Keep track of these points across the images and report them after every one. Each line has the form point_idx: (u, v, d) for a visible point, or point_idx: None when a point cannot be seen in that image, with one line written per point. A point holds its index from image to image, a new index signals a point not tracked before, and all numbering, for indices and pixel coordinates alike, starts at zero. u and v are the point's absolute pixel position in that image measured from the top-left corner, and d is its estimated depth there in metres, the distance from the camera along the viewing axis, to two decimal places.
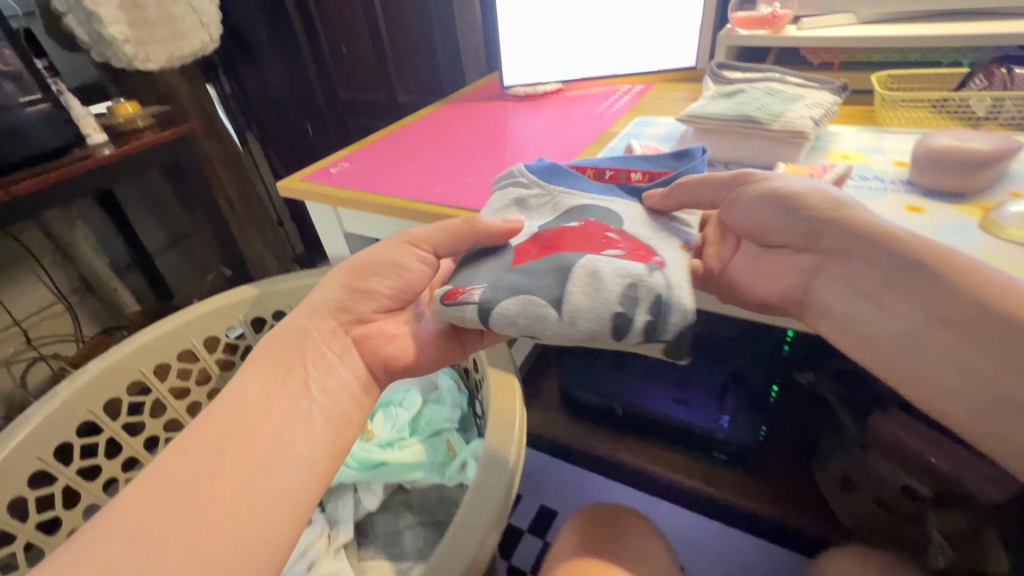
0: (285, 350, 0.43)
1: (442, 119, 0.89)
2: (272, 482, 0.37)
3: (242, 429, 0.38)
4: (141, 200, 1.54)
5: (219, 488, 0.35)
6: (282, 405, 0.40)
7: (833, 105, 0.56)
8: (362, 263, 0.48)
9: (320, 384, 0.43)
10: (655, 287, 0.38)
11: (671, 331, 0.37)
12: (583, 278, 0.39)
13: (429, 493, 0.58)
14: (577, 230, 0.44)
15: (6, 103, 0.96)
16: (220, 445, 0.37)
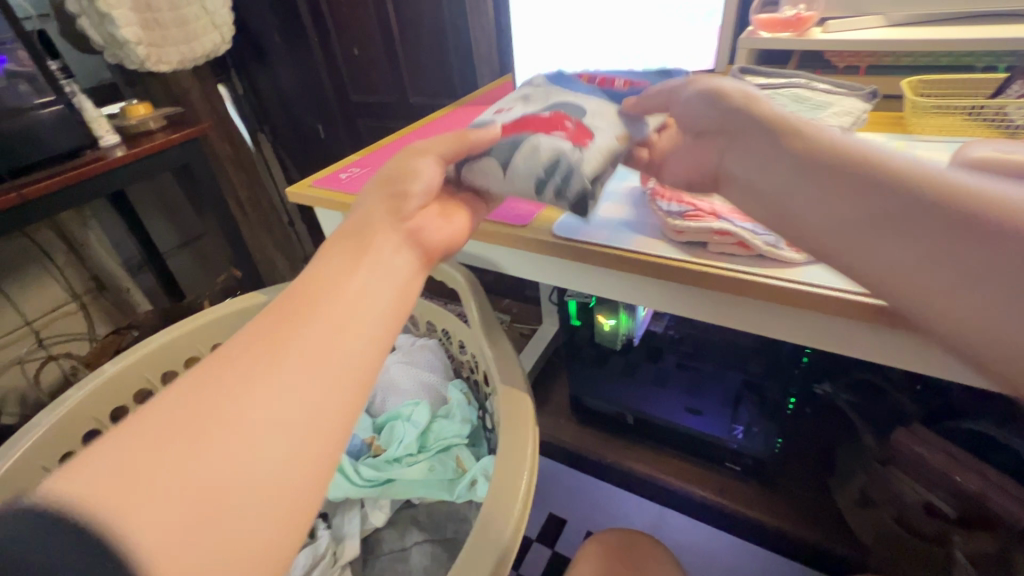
0: (343, 251, 0.35)
1: (455, 123, 0.87)
2: (332, 372, 0.29)
3: (293, 312, 0.31)
4: (152, 201, 1.54)
5: (269, 376, 0.28)
6: (342, 283, 0.32)
7: (863, 113, 0.53)
8: (390, 173, 0.40)
9: (385, 261, 0.34)
10: (573, 160, 0.43)
11: (575, 194, 0.43)
12: (524, 150, 0.45)
13: (437, 509, 0.57)
14: (544, 117, 0.48)
15: (22, 104, 0.97)
16: (271, 331, 0.30)
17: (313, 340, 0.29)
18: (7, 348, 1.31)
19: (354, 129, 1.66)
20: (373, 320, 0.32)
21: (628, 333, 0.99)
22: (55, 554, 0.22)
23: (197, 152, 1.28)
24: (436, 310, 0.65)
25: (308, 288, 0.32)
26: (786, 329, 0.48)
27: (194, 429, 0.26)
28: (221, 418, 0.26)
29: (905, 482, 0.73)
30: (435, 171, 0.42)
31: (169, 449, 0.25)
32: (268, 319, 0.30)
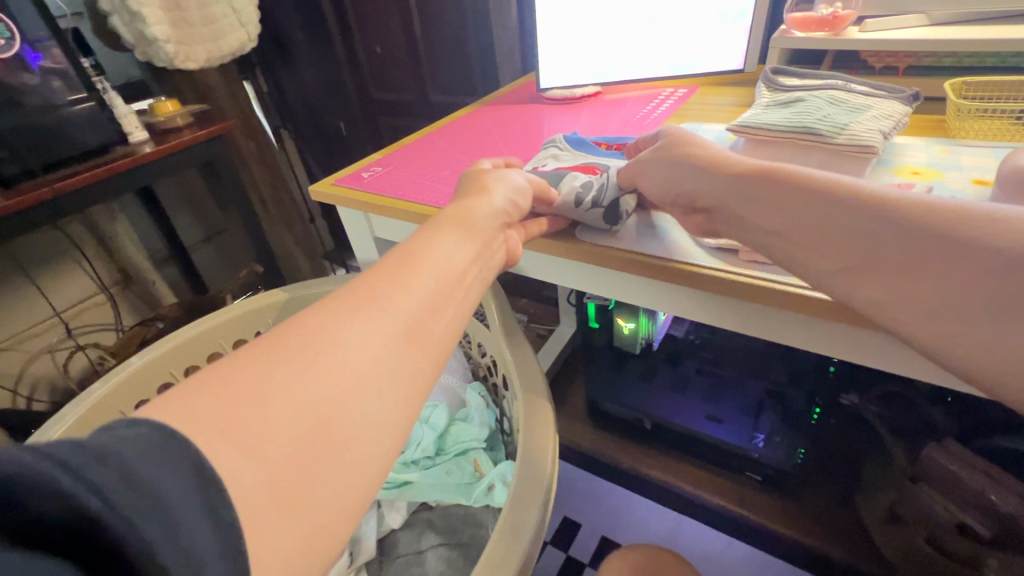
0: (423, 244, 0.36)
1: (476, 122, 0.87)
2: (419, 344, 0.30)
3: (384, 284, 0.31)
4: (178, 197, 1.57)
5: (365, 334, 0.28)
6: (431, 264, 0.34)
7: (904, 116, 0.51)
8: (485, 182, 0.48)
9: (462, 253, 0.37)
10: (604, 182, 0.52)
11: (606, 202, 0.51)
12: (564, 178, 0.54)
13: (454, 513, 0.56)
14: (578, 166, 0.57)
15: (54, 101, 1.00)
16: (367, 293, 0.30)
17: (406, 310, 0.30)
18: (37, 337, 1.35)
19: (375, 128, 1.66)
20: (457, 304, 0.34)
21: (647, 338, 0.98)
22: (140, 490, 0.19)
23: (221, 149, 1.29)
24: None
25: (399, 262, 0.33)
26: (815, 341, 0.46)
27: (293, 377, 0.26)
28: (318, 368, 0.26)
29: (935, 500, 0.70)
30: (530, 183, 0.51)
31: (267, 398, 0.25)
32: (360, 283, 0.31)
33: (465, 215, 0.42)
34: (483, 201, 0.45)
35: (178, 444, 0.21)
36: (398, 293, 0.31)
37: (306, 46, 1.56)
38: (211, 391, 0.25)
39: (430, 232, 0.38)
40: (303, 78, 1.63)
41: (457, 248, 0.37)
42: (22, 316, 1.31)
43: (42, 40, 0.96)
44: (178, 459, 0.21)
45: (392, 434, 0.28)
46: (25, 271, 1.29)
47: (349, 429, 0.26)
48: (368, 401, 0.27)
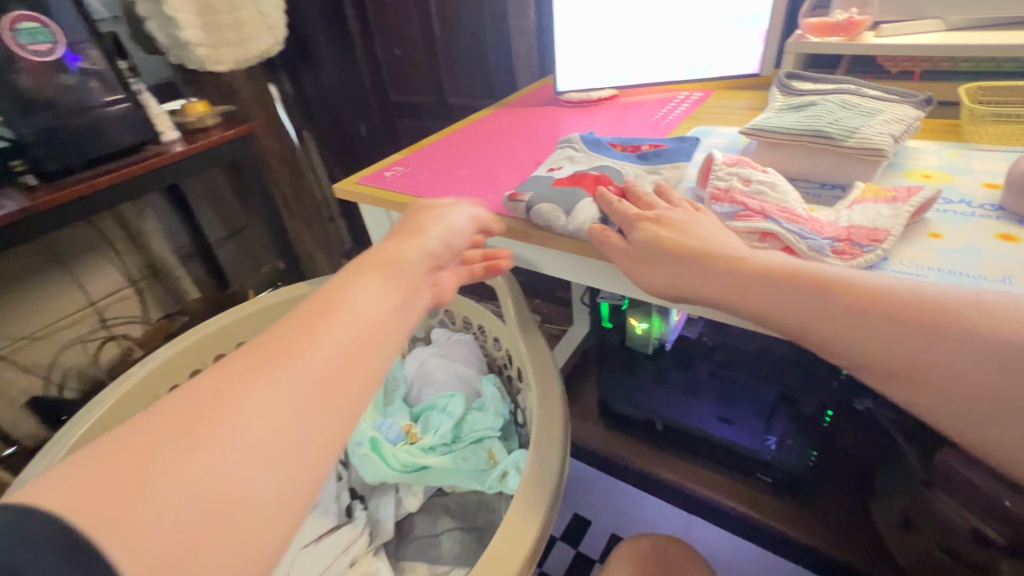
0: (339, 285, 0.35)
1: (495, 124, 0.89)
2: (330, 404, 0.29)
3: (296, 336, 0.30)
4: (203, 194, 1.63)
5: (273, 389, 0.28)
6: (348, 311, 0.33)
7: (915, 120, 0.52)
8: (418, 223, 0.48)
9: (386, 296, 0.36)
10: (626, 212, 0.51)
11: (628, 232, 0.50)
12: (585, 203, 0.52)
13: (467, 497, 0.59)
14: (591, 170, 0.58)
15: (91, 101, 1.05)
16: (274, 356, 0.29)
17: (317, 361, 0.30)
18: (71, 327, 1.40)
19: (395, 129, 1.70)
20: (377, 354, 0.32)
21: (661, 337, 1.00)
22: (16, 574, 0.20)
23: (248, 149, 1.33)
24: (474, 306, 0.66)
25: (313, 316, 0.32)
26: None
27: (182, 456, 0.24)
28: (216, 430, 0.26)
29: (953, 508, 0.68)
30: (470, 223, 0.51)
31: (158, 465, 0.24)
32: (266, 344, 0.30)
33: (396, 259, 0.41)
34: (418, 246, 0.43)
35: (57, 516, 0.21)
36: (307, 351, 0.30)
37: (329, 49, 1.61)
38: (99, 461, 0.24)
39: (354, 275, 0.37)
40: (326, 80, 1.67)
41: (381, 293, 0.36)
42: (56, 308, 1.36)
43: (81, 43, 1.02)
44: (50, 540, 0.21)
45: (299, 491, 0.27)
46: (60, 265, 1.35)
47: (245, 508, 0.24)
48: (271, 460, 0.26)
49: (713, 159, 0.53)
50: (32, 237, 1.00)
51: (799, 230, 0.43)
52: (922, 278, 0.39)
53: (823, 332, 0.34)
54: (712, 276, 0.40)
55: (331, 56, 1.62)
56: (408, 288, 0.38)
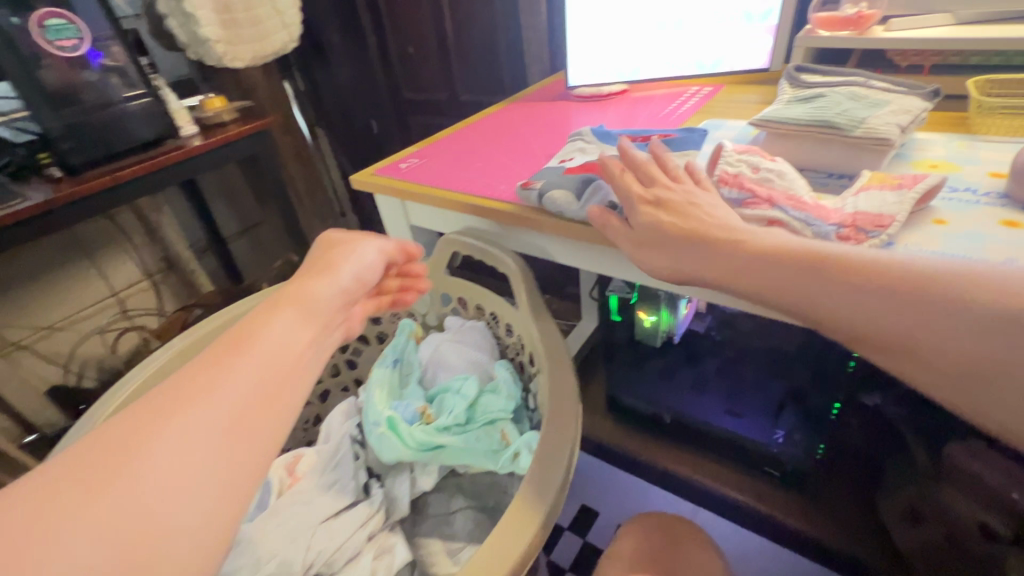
0: (256, 318, 0.34)
1: (507, 118, 0.91)
2: (255, 434, 0.29)
3: (210, 373, 0.30)
4: (218, 189, 1.65)
5: (186, 429, 0.27)
6: (264, 344, 0.32)
7: (923, 111, 0.53)
8: (328, 255, 0.46)
9: (303, 325, 0.35)
10: None
11: None
12: (596, 191, 0.54)
13: (480, 478, 0.61)
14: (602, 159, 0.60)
15: (112, 96, 1.07)
16: (182, 397, 0.28)
17: (232, 397, 0.29)
18: (90, 318, 1.44)
19: (406, 125, 1.72)
20: (296, 384, 0.32)
21: (668, 331, 1.01)
22: None
23: (263, 143, 1.36)
24: (487, 293, 0.68)
25: (222, 352, 0.31)
26: None
27: (82, 511, 0.23)
28: (121, 479, 0.25)
29: (959, 501, 0.70)
30: (380, 257, 0.50)
31: (55, 524, 0.23)
32: (169, 386, 0.29)
33: (315, 291, 0.40)
34: (338, 278, 0.43)
35: None
36: (216, 387, 0.29)
37: (342, 47, 1.63)
38: None
39: (266, 307, 0.36)
40: (339, 78, 1.70)
41: (301, 324, 0.35)
42: (77, 299, 1.40)
43: (103, 40, 1.05)
44: None
45: (220, 528, 0.26)
46: (81, 256, 1.38)
47: (160, 553, 0.24)
48: (187, 502, 0.25)
49: (725, 148, 0.54)
50: (57, 228, 1.03)
51: (806, 216, 0.44)
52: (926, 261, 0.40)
53: (825, 313, 0.36)
54: (721, 258, 0.42)
55: (344, 53, 1.65)
56: (327, 318, 0.38)
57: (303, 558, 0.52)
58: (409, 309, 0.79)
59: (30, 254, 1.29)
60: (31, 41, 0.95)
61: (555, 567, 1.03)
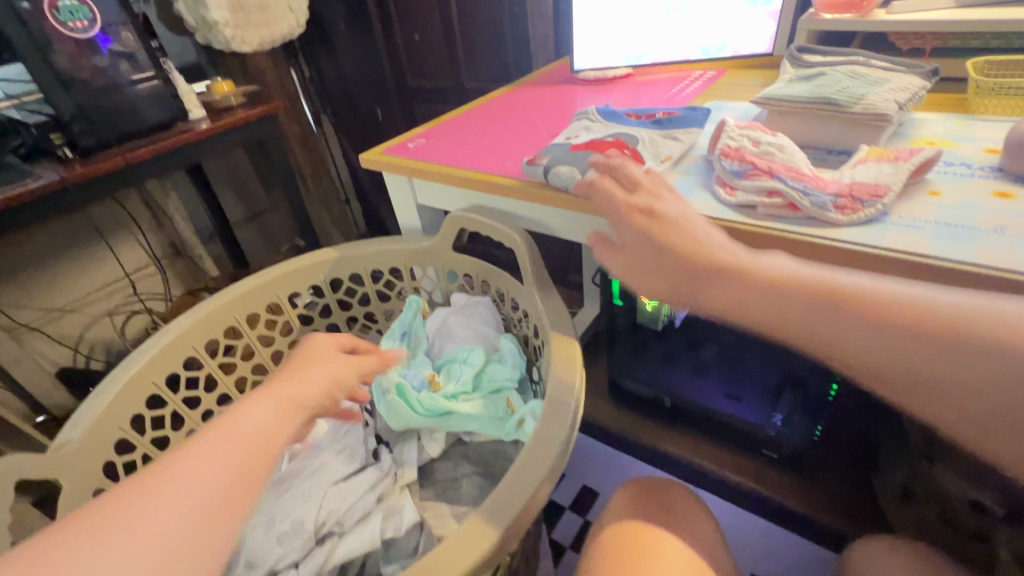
0: (235, 411, 0.42)
1: (513, 101, 0.92)
2: (220, 510, 0.35)
3: (189, 458, 0.37)
4: (224, 175, 1.67)
5: (167, 504, 0.34)
6: (239, 433, 0.40)
7: (921, 90, 0.54)
8: (310, 350, 0.54)
9: (267, 421, 0.42)
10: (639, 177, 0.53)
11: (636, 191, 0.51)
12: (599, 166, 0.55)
13: (486, 447, 0.63)
14: (607, 136, 0.61)
15: (121, 80, 1.09)
16: (161, 480, 0.36)
17: (206, 479, 0.36)
18: (99, 302, 1.46)
19: (411, 113, 1.73)
20: (254, 479, 0.38)
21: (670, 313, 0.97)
22: None
23: (271, 129, 1.37)
24: (493, 270, 0.70)
25: (202, 439, 0.39)
26: None
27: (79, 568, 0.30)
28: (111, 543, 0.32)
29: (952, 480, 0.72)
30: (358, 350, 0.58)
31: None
32: (150, 474, 0.36)
33: (293, 382, 0.48)
34: (313, 369, 0.50)
35: None
36: (181, 479, 0.36)
37: (348, 34, 1.64)
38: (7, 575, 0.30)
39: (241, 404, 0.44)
40: (345, 65, 1.71)
41: (261, 420, 0.42)
42: (85, 281, 1.42)
43: (113, 25, 1.06)
44: None
45: None
46: (90, 240, 1.40)
47: None
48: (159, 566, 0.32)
49: (726, 124, 0.56)
50: (70, 208, 1.05)
51: (803, 187, 0.45)
52: (919, 230, 0.42)
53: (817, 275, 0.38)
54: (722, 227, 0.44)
55: (350, 40, 1.66)
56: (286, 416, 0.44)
57: (314, 517, 0.54)
58: (416, 285, 0.80)
59: (41, 237, 1.31)
60: (45, 24, 0.96)
61: (555, 545, 1.05)
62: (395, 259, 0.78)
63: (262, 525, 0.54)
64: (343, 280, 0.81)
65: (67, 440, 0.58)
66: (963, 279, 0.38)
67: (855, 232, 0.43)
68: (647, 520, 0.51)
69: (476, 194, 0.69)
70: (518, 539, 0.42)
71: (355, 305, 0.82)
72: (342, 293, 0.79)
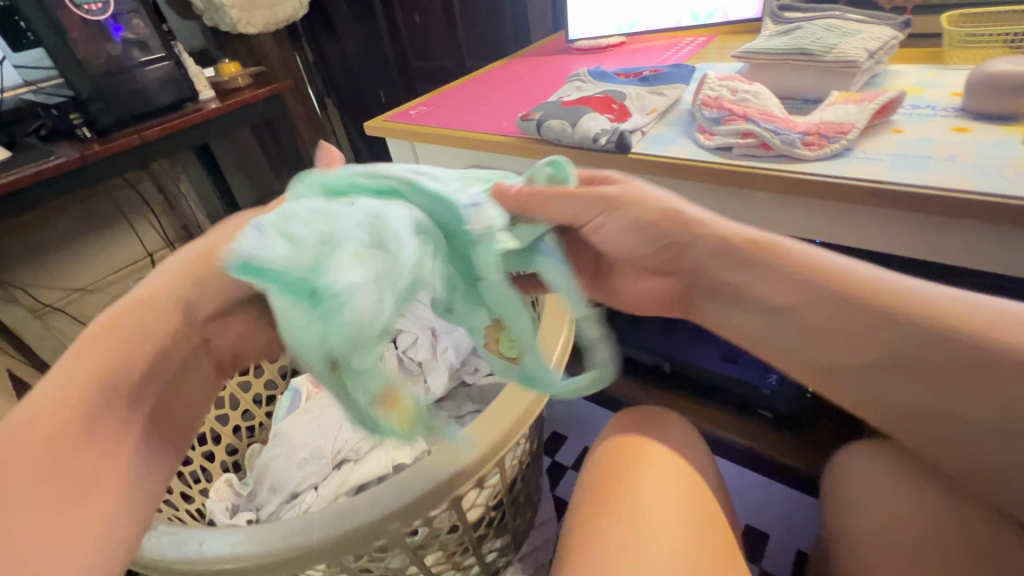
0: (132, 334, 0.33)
1: (510, 71, 0.95)
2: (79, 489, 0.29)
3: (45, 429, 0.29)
4: (232, 159, 1.71)
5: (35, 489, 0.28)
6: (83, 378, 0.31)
7: (892, 39, 0.57)
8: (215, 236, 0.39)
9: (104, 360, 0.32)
10: (626, 129, 0.57)
11: (620, 138, 0.55)
12: (587, 119, 0.59)
13: (487, 387, 0.68)
14: (597, 93, 0.64)
15: (130, 62, 1.13)
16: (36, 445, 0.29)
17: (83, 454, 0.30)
18: (117, 282, 1.50)
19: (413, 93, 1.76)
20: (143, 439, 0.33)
21: None
22: None
23: (278, 109, 1.40)
24: None
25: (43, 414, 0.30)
26: (812, 231, 0.50)
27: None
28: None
29: None
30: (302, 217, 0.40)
31: None
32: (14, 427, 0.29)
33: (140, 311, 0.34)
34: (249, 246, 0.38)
35: None
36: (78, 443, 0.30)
37: (351, 18, 1.68)
38: None
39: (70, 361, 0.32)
40: (348, 49, 1.75)
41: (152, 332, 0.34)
42: (105, 262, 1.47)
43: (125, 12, 1.10)
44: None
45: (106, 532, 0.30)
46: (108, 222, 1.45)
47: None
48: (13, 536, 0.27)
49: (706, 78, 0.60)
50: (90, 183, 1.09)
51: (774, 127, 0.49)
52: (878, 161, 0.45)
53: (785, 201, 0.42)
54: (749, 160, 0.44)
55: (353, 24, 1.69)
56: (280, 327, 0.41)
57: (332, 445, 0.60)
58: None
59: (63, 220, 1.36)
60: (61, 8, 1.01)
61: None
62: None
63: (284, 454, 0.60)
64: None
65: None
66: (920, 201, 0.42)
67: (820, 165, 0.47)
68: (640, 433, 0.55)
69: (474, 154, 0.73)
70: (522, 432, 0.46)
71: None
72: None
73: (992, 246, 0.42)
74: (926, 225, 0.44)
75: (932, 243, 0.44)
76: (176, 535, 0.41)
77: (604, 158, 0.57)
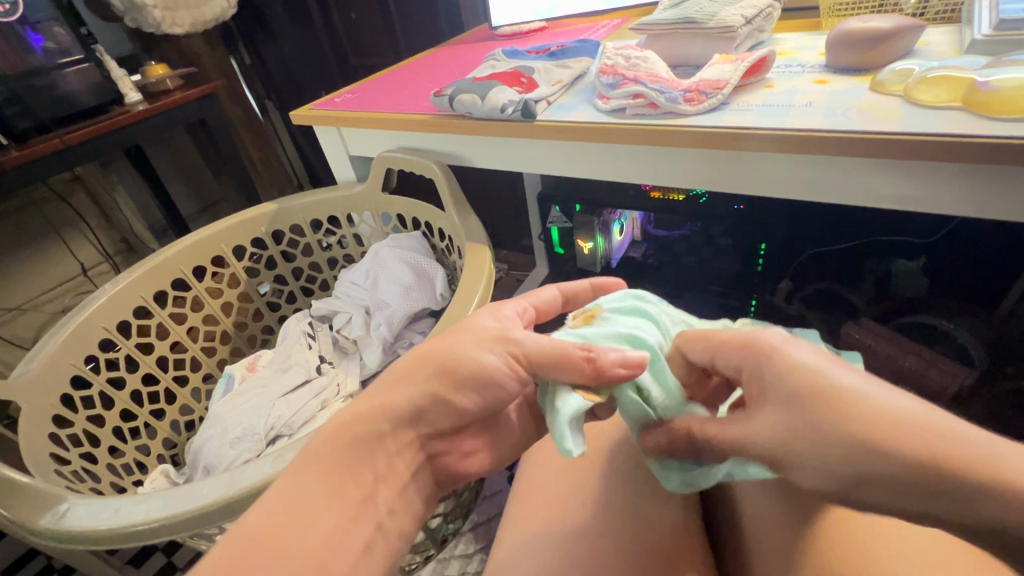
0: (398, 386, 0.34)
1: (436, 57, 0.97)
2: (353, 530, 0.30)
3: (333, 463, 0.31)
4: (170, 166, 1.66)
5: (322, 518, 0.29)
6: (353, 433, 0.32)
7: (767, 7, 0.63)
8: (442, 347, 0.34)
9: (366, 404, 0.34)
10: (532, 98, 0.60)
11: (524, 106, 0.58)
12: (495, 91, 0.61)
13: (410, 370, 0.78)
14: (508, 69, 0.67)
15: (46, 65, 1.08)
16: (309, 486, 0.30)
17: (346, 507, 0.30)
18: (54, 300, 1.44)
19: None
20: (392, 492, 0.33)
21: (605, 255, 1.02)
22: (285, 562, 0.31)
23: (213, 109, 1.37)
24: (422, 205, 0.77)
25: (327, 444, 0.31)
26: (700, 180, 0.54)
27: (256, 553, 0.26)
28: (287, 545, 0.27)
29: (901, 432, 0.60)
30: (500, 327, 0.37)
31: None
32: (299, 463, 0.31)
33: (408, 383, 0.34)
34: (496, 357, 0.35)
35: None
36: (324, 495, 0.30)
37: (284, 17, 1.66)
38: (237, 548, 0.27)
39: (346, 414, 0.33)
40: (284, 49, 1.73)
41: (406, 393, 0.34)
42: (38, 280, 1.40)
43: (43, 21, 1.06)
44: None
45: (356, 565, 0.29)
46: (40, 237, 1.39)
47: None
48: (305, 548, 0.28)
49: (605, 49, 0.64)
50: (10, 189, 1.04)
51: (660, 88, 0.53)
52: (749, 111, 0.50)
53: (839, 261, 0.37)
54: None
55: (287, 23, 1.67)
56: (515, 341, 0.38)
57: (265, 423, 0.68)
58: (355, 230, 0.87)
59: None
60: None
61: None
62: (331, 208, 0.85)
63: (216, 436, 0.67)
64: (285, 232, 0.86)
65: (24, 370, 0.62)
66: (776, 140, 0.46)
67: (700, 118, 0.51)
68: None
69: (400, 135, 0.75)
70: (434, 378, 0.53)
71: (299, 255, 0.88)
72: (284, 244, 0.85)
73: (844, 176, 0.47)
74: (782, 164, 0.49)
75: (794, 181, 0.50)
76: (93, 505, 0.45)
77: (514, 127, 0.61)
